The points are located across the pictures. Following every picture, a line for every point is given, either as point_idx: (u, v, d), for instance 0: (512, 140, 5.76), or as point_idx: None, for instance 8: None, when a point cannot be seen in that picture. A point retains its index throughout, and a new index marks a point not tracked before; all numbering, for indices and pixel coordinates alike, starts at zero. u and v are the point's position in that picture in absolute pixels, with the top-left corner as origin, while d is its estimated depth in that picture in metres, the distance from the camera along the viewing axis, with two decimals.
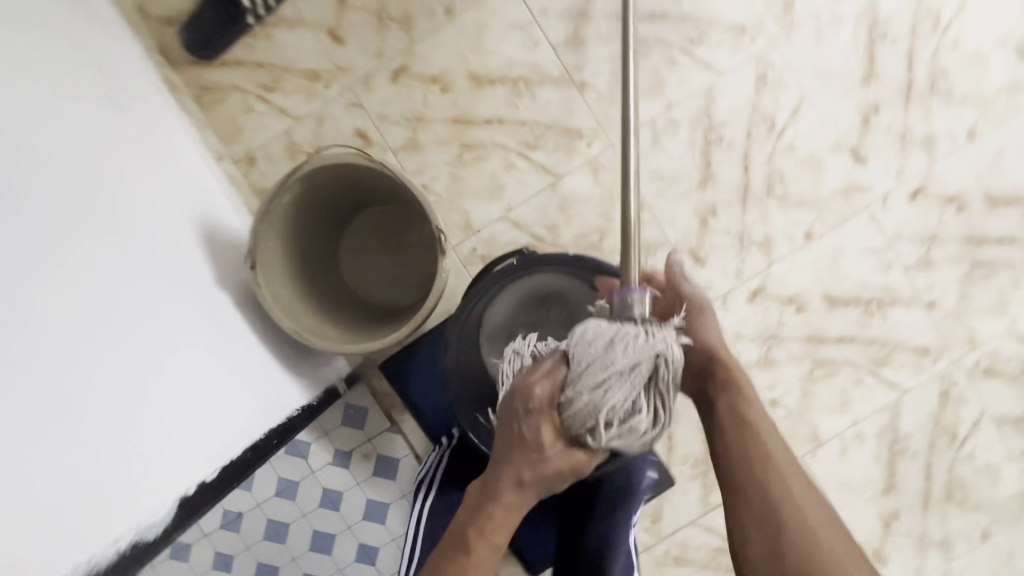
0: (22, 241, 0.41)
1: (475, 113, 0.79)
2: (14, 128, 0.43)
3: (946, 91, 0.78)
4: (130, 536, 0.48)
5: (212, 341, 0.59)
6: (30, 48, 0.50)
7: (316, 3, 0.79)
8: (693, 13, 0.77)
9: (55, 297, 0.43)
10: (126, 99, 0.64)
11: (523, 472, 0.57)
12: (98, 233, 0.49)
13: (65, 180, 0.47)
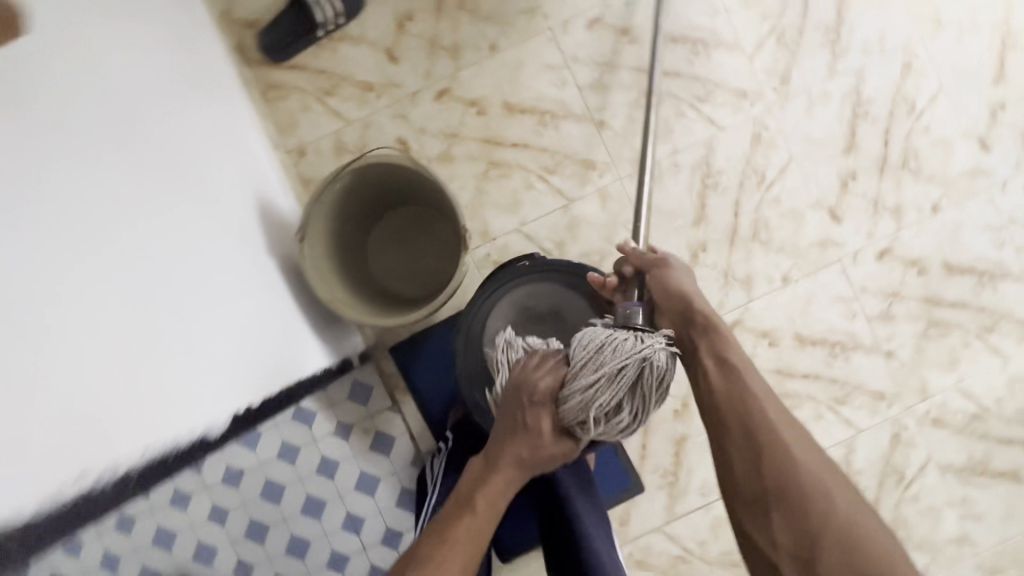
0: (118, 141, 0.51)
1: (504, 136, 0.90)
2: (122, 66, 0.55)
3: (915, 168, 0.89)
4: (169, 428, 0.50)
5: (253, 288, 0.65)
6: (150, 34, 0.64)
7: (379, 25, 0.90)
8: (703, 75, 0.89)
9: (134, 195, 0.52)
10: (216, 94, 0.76)
11: (521, 452, 0.64)
12: (174, 170, 0.58)
13: (153, 119, 0.58)
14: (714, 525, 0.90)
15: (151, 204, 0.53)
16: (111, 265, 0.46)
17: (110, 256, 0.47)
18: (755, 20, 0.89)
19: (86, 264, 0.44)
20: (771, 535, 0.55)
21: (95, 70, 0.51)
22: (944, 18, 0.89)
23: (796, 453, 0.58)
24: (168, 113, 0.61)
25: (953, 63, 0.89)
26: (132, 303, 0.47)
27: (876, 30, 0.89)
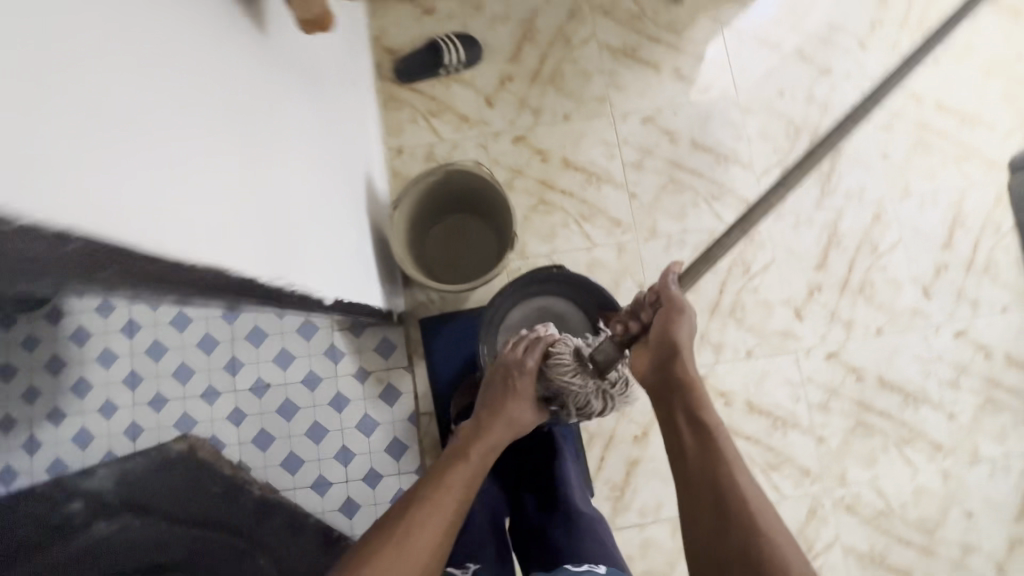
0: (317, 89, 0.74)
1: (556, 183, 1.14)
2: (325, 52, 0.81)
3: (869, 295, 1.11)
4: (301, 285, 0.63)
5: (346, 224, 0.83)
6: (338, 43, 0.91)
7: (486, 77, 1.17)
8: (719, 181, 1.14)
9: (315, 124, 0.73)
10: (360, 98, 1.03)
11: (510, 413, 0.78)
12: (329, 123, 0.80)
13: (328, 90, 0.81)
14: (644, 545, 1.03)
15: (318, 137, 0.74)
16: (298, 157, 0.65)
17: (299, 152, 0.66)
18: (768, 152, 1.15)
19: (292, 145, 0.63)
20: None
21: (316, 43, 0.76)
22: (911, 188, 1.14)
23: (756, 518, 0.57)
24: (333, 88, 0.84)
25: (913, 224, 1.13)
26: (299, 183, 0.65)
27: (859, 184, 1.14)
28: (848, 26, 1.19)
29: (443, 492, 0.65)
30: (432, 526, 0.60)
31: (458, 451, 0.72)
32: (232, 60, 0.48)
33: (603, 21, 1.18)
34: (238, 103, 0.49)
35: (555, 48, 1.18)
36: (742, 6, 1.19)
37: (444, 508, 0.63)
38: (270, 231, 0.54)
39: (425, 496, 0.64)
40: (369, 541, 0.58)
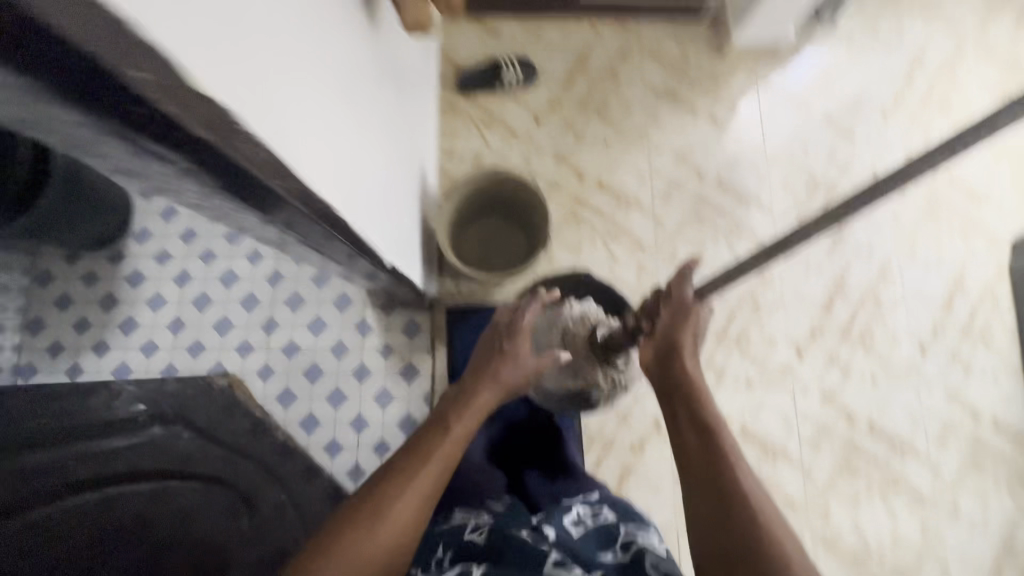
0: (400, 87, 0.87)
1: (589, 202, 1.23)
2: (410, 58, 0.94)
3: (868, 345, 1.18)
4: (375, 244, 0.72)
5: (406, 204, 0.93)
6: (420, 56, 1.05)
7: (538, 98, 1.28)
8: (739, 220, 1.23)
9: (396, 115, 0.85)
10: (428, 104, 1.16)
11: (497, 374, 0.73)
12: (404, 117, 0.92)
13: (407, 91, 0.94)
14: None
15: (397, 127, 0.85)
16: (384, 139, 0.76)
17: (385, 135, 0.77)
18: (787, 201, 1.24)
19: (382, 128, 0.74)
20: None
21: (405, 50, 0.89)
22: (918, 252, 1.22)
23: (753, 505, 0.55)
24: (410, 89, 0.97)
25: (917, 284, 1.21)
26: (383, 160, 0.75)
27: (869, 240, 1.22)
28: (874, 98, 1.29)
29: (414, 472, 0.63)
30: (400, 513, 0.60)
31: (435, 423, 0.68)
32: (357, 47, 0.60)
33: (649, 63, 1.29)
34: (356, 81, 0.60)
35: (603, 82, 1.29)
36: (779, 67, 1.30)
37: (414, 492, 0.61)
38: (350, 189, 0.59)
39: (392, 478, 0.62)
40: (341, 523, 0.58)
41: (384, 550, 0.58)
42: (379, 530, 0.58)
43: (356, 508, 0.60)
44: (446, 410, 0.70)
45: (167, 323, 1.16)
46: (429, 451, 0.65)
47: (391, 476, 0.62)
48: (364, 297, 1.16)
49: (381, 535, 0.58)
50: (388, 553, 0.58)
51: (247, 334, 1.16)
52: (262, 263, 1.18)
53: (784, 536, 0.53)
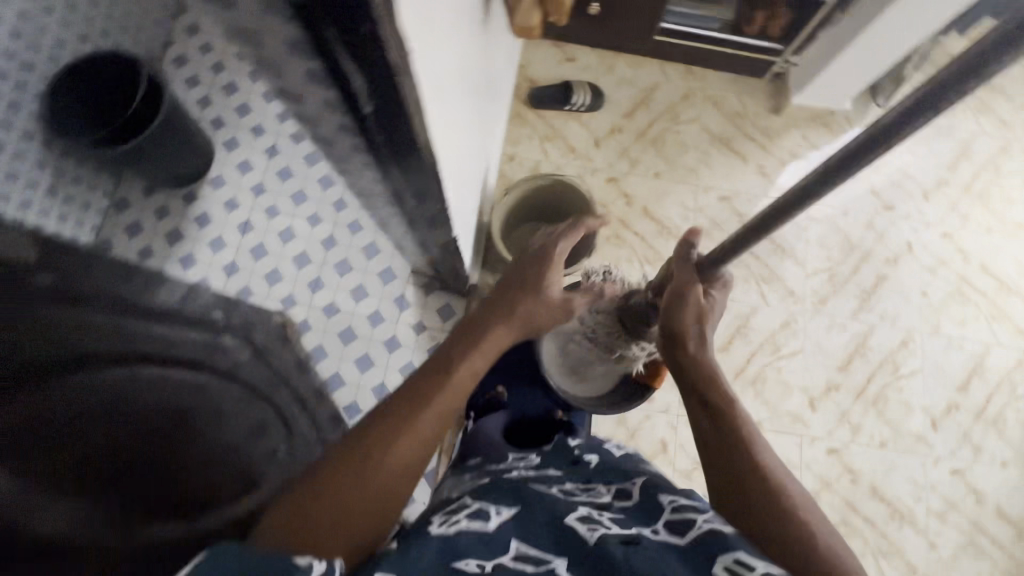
0: (489, 86, 0.96)
1: (632, 225, 1.30)
2: (500, 63, 1.04)
3: (881, 408, 1.20)
4: (453, 213, 0.80)
5: (473, 191, 1.02)
6: (505, 64, 1.15)
7: (600, 123, 1.36)
8: (772, 267, 1.28)
9: (482, 109, 0.94)
10: (502, 109, 1.26)
11: (512, 310, 0.67)
12: (485, 114, 1.02)
13: (491, 93, 1.04)
14: None
15: (481, 119, 0.95)
16: (473, 125, 0.85)
17: (474, 122, 0.86)
18: (821, 257, 1.29)
19: (473, 115, 0.84)
20: None
21: (499, 55, 0.99)
22: (942, 329, 1.26)
23: (777, 488, 0.52)
24: (494, 91, 1.07)
25: (936, 359, 1.24)
26: (468, 143, 0.84)
27: (894, 309, 1.26)
28: (918, 177, 1.35)
29: (416, 410, 0.57)
30: (400, 460, 0.53)
31: (439, 364, 0.62)
32: (474, 39, 0.69)
33: (709, 109, 1.38)
34: (468, 67, 0.70)
35: (664, 118, 1.37)
36: (832, 134, 1.38)
37: (410, 438, 0.55)
38: (450, 155, 0.68)
39: (390, 422, 0.56)
40: (331, 465, 0.52)
41: (378, 499, 0.51)
42: (372, 478, 0.52)
43: (348, 450, 0.53)
44: (454, 350, 0.63)
45: (223, 264, 1.24)
46: (432, 393, 0.58)
47: (386, 419, 0.56)
48: (410, 276, 1.23)
49: (373, 484, 0.52)
50: (383, 503, 0.52)
51: (293, 287, 1.23)
52: (320, 226, 1.26)
53: (815, 518, 0.50)
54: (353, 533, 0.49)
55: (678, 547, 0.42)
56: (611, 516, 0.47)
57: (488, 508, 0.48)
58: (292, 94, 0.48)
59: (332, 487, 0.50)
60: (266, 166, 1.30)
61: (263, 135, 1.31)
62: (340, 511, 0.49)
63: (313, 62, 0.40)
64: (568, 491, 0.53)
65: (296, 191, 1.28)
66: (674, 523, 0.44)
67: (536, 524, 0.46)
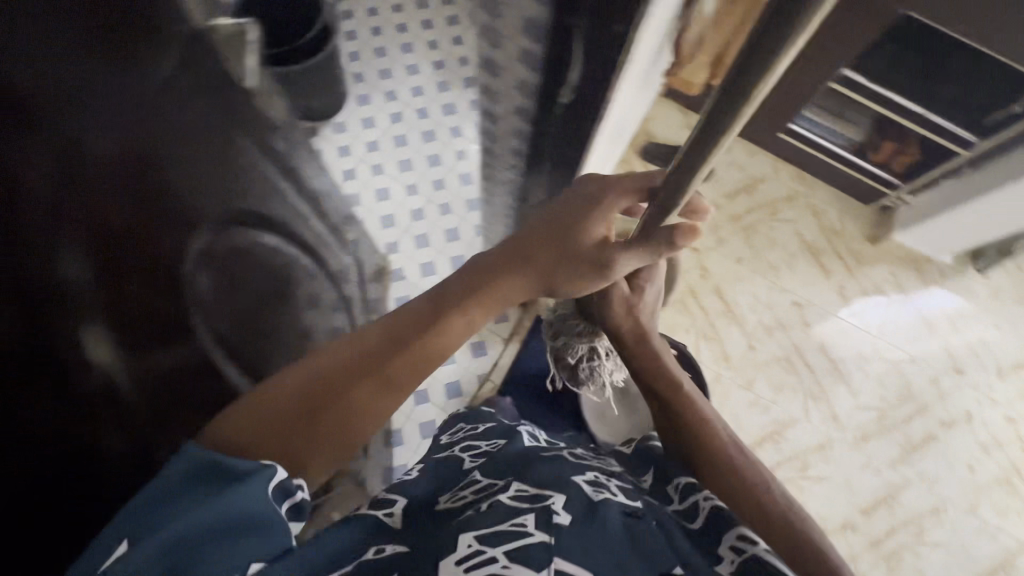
0: (622, 126, 1.02)
1: (700, 298, 1.31)
2: (637, 110, 1.10)
3: (893, 567, 1.15)
4: None
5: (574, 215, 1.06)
6: (638, 113, 1.21)
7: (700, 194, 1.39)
8: (823, 387, 1.27)
9: (611, 143, 0.99)
10: (619, 152, 1.30)
11: (530, 258, 0.59)
12: (609, 150, 1.06)
13: (620, 133, 1.10)
14: None
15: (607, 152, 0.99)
16: (603, 151, 0.89)
17: (605, 149, 0.90)
18: (876, 394, 1.26)
19: (607, 144, 0.88)
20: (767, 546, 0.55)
21: (639, 103, 1.05)
22: (979, 509, 1.20)
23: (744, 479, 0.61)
24: (622, 132, 1.12)
25: (964, 538, 1.18)
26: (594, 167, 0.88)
27: (935, 472, 1.21)
28: (997, 351, 1.32)
29: (391, 354, 0.56)
30: (345, 400, 0.55)
31: (429, 317, 0.58)
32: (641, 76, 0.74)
33: (808, 217, 1.39)
34: (627, 99, 0.75)
35: (762, 211, 1.38)
36: (922, 279, 1.36)
37: (379, 380, 0.56)
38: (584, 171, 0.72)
39: (347, 362, 0.56)
40: (277, 382, 0.54)
41: (337, 425, 0.54)
42: (311, 408, 0.54)
43: (296, 374, 0.55)
44: (449, 301, 0.59)
45: None
46: (401, 346, 0.57)
47: (345, 358, 0.56)
48: None
49: (311, 414, 0.53)
50: (319, 434, 0.54)
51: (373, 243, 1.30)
52: (414, 198, 1.35)
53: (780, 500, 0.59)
54: (281, 449, 0.52)
55: (690, 530, 0.51)
56: (618, 483, 0.53)
57: (497, 481, 0.54)
58: (493, 66, 0.53)
59: (269, 404, 0.53)
60: (387, 128, 1.40)
61: (394, 101, 1.41)
62: (287, 432, 0.53)
63: (538, 45, 0.45)
64: (579, 457, 0.60)
65: (404, 159, 1.38)
66: (687, 511, 0.54)
67: (550, 475, 0.51)
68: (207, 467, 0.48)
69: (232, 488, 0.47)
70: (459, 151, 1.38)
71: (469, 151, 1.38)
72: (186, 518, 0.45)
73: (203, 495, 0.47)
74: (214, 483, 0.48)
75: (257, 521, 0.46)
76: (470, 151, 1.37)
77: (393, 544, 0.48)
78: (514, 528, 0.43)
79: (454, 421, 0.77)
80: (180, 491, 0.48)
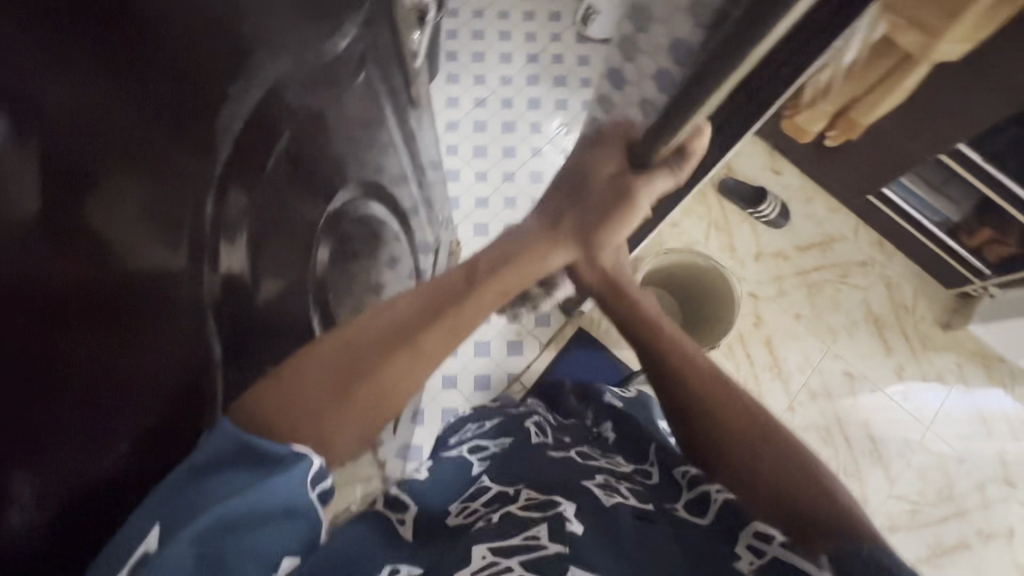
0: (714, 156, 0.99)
1: (749, 346, 1.27)
2: None
3: None
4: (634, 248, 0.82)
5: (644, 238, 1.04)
6: None
7: (771, 240, 1.33)
8: (858, 465, 1.21)
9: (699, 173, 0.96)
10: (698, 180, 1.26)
11: (558, 221, 0.53)
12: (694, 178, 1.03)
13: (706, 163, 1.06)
14: None
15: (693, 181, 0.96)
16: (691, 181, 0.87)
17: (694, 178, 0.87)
18: (913, 486, 1.20)
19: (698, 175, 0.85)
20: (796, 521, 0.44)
21: None
22: None
23: (769, 449, 0.49)
24: None
25: None
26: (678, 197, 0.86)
27: None
28: None
29: (424, 320, 0.48)
30: (380, 374, 0.45)
31: (460, 278, 0.51)
32: None
33: (880, 287, 1.32)
34: None
35: (833, 271, 1.32)
36: (988, 377, 1.28)
37: (412, 352, 0.46)
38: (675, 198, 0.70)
39: (380, 332, 0.46)
40: (299, 360, 0.44)
41: (364, 400, 0.44)
42: (346, 386, 0.44)
43: (324, 352, 0.44)
44: (480, 262, 0.52)
45: None
46: (435, 310, 0.48)
47: (377, 330, 0.46)
48: None
49: (345, 392, 0.44)
50: (360, 417, 0.45)
51: None
52: (482, 185, 1.35)
53: (814, 458, 0.48)
54: (312, 432, 0.43)
55: (699, 526, 0.44)
56: (629, 486, 0.50)
57: (507, 488, 0.51)
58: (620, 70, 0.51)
59: (291, 380, 0.43)
60: (470, 111, 1.40)
61: (481, 86, 1.41)
62: (306, 407, 0.42)
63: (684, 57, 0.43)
64: (588, 456, 0.57)
65: (480, 145, 1.38)
66: (693, 503, 0.47)
67: (561, 483, 0.49)
68: (236, 448, 0.40)
69: (267, 480, 0.40)
70: (534, 148, 1.38)
71: (544, 150, 1.38)
72: (218, 509, 0.39)
73: (233, 480, 0.40)
74: (246, 468, 0.40)
75: (289, 506, 0.41)
76: (545, 150, 1.36)
77: (408, 566, 0.43)
78: (529, 542, 0.41)
79: (462, 422, 0.73)
80: (201, 475, 0.40)
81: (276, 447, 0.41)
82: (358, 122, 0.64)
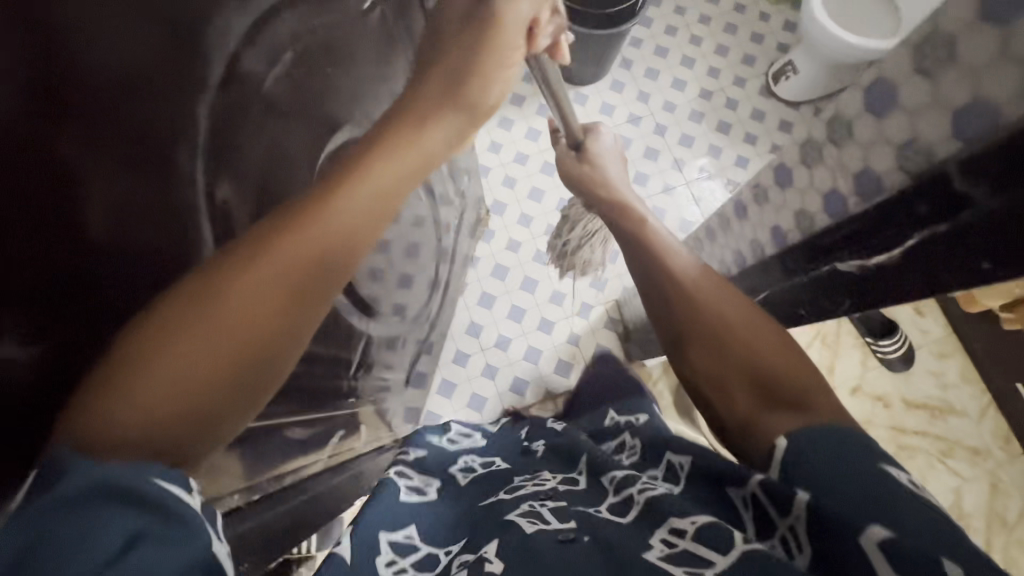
0: None
1: None
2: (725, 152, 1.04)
3: None
4: None
5: None
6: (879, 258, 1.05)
7: (877, 380, 1.18)
8: None
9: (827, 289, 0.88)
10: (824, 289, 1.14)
11: (419, 92, 0.51)
12: None
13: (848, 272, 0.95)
14: None
15: None
16: None
17: None
18: None
19: None
20: (771, 418, 0.55)
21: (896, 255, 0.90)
22: None
23: (752, 346, 0.60)
24: None
25: None
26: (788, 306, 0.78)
27: None
28: None
29: (292, 233, 0.42)
30: (255, 310, 0.40)
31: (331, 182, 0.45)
32: None
33: (982, 485, 1.13)
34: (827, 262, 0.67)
35: (934, 444, 1.15)
36: None
37: (270, 267, 0.41)
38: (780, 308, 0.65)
39: (222, 270, 0.40)
40: (132, 349, 0.36)
41: (235, 335, 0.40)
42: (218, 341, 0.39)
43: (168, 342, 0.37)
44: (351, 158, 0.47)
45: (517, 150, 1.30)
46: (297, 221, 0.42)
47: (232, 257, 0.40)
48: (609, 304, 1.22)
49: (217, 348, 0.39)
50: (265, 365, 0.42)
51: (538, 216, 1.27)
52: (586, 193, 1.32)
53: (798, 360, 0.58)
54: (172, 424, 0.37)
55: (619, 522, 0.47)
56: (552, 506, 0.52)
57: (438, 549, 0.51)
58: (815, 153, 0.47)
59: (147, 379, 0.36)
60: (619, 125, 1.34)
61: (642, 104, 1.36)
62: (164, 347, 0.37)
63: (898, 172, 0.39)
64: (517, 486, 0.60)
65: None
66: (616, 505, 0.51)
67: (486, 526, 0.51)
68: (111, 477, 0.33)
69: (160, 525, 0.33)
70: (667, 183, 1.31)
71: (677, 190, 1.31)
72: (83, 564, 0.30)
73: (103, 525, 0.32)
74: (118, 505, 0.32)
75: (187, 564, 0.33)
76: (678, 191, 1.30)
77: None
78: None
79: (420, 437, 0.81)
80: (62, 512, 0.31)
81: (145, 476, 0.34)
82: (374, 61, 0.61)
